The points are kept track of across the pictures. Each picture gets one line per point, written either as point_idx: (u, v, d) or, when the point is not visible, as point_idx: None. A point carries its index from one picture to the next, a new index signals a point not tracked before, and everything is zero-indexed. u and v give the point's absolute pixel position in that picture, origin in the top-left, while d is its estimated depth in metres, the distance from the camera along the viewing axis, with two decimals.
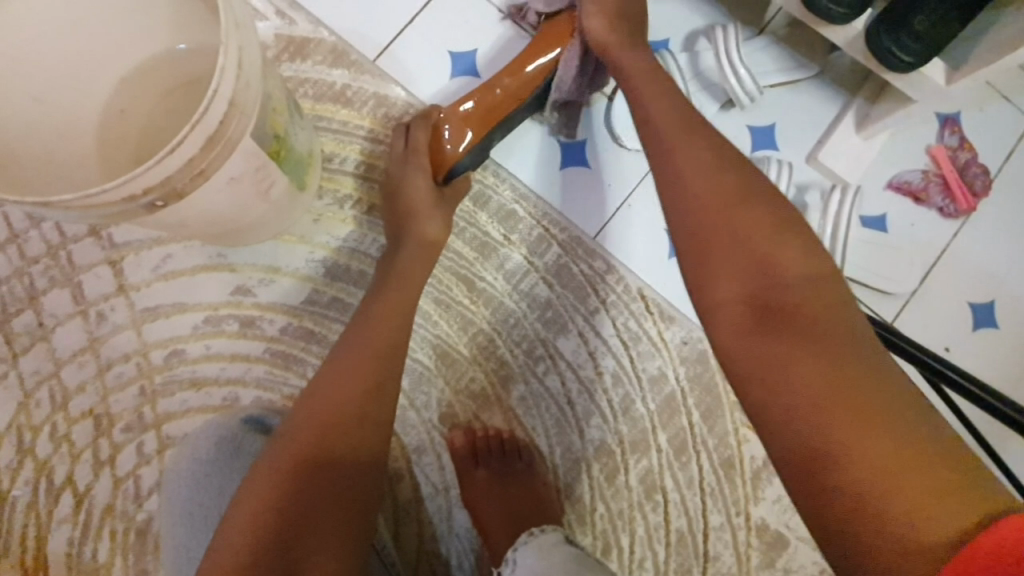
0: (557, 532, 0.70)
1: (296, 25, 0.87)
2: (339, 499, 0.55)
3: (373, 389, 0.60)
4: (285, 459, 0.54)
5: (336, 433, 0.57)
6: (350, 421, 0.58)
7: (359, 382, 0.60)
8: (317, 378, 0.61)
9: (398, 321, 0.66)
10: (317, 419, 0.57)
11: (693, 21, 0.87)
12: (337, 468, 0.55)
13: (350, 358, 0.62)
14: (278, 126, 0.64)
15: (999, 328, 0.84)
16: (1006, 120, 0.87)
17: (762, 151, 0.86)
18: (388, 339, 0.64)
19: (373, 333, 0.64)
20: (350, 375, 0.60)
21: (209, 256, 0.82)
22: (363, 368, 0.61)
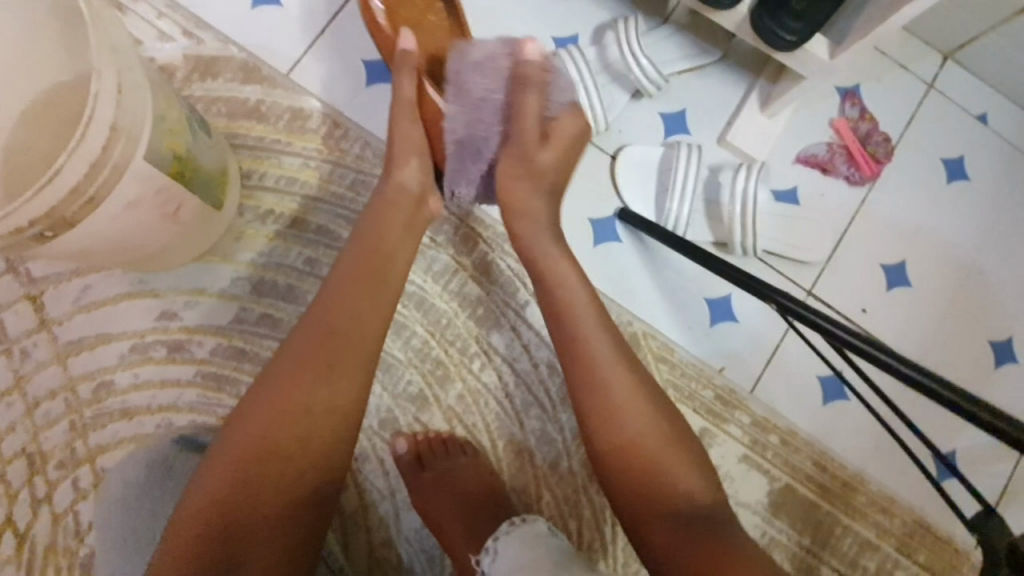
0: (541, 523, 0.69)
1: (203, 44, 0.87)
2: (308, 461, 0.56)
3: (342, 349, 0.59)
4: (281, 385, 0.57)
5: (305, 396, 0.56)
6: (319, 383, 0.57)
7: (328, 340, 0.59)
8: (292, 335, 0.60)
9: (377, 276, 0.63)
10: (283, 381, 0.57)
11: (599, 14, 0.90)
12: (305, 432, 0.56)
13: (323, 313, 0.60)
14: (177, 146, 0.64)
15: (911, 286, 0.89)
16: (903, 88, 0.91)
17: (675, 136, 0.89)
18: (363, 295, 0.61)
19: (347, 285, 0.61)
20: (319, 335, 0.59)
21: (132, 283, 0.82)
22: (331, 326, 0.59)
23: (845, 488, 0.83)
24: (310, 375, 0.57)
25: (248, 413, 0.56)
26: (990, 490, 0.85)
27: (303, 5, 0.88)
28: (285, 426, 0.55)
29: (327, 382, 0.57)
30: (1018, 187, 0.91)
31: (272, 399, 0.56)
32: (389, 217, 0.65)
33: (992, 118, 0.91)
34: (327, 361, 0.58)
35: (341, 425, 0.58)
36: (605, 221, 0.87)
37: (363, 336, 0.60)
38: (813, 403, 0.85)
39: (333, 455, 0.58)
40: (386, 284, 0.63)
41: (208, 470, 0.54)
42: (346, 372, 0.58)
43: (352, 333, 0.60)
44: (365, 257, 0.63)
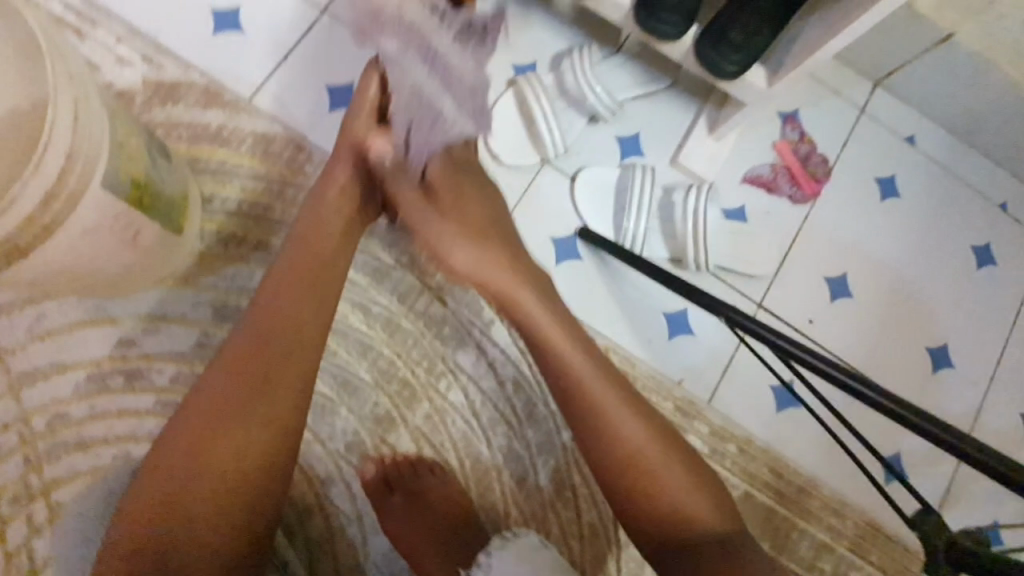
0: (531, 535, 0.69)
1: (164, 70, 0.87)
2: (241, 480, 0.55)
3: (276, 364, 0.58)
4: (216, 393, 0.57)
5: (239, 414, 0.56)
6: (253, 401, 0.57)
7: (262, 356, 0.58)
8: (225, 352, 0.60)
9: (313, 288, 0.63)
10: (215, 402, 0.56)
11: (556, 44, 0.94)
12: (241, 437, 0.55)
13: (256, 328, 0.60)
14: (136, 173, 0.64)
15: (853, 297, 0.94)
16: (838, 113, 0.98)
17: (631, 159, 0.93)
18: (298, 308, 0.61)
19: (282, 299, 0.61)
20: (251, 351, 0.58)
21: (89, 310, 0.80)
22: (265, 342, 0.59)
23: (800, 492, 0.87)
24: (244, 392, 0.57)
25: (181, 434, 0.56)
26: (933, 489, 0.90)
27: (265, 32, 0.90)
28: (218, 445, 0.55)
29: (261, 399, 0.57)
30: (944, 204, 0.98)
31: (208, 407, 0.56)
32: (325, 225, 0.65)
33: (918, 140, 0.99)
34: (260, 378, 0.57)
35: (277, 442, 0.57)
36: (566, 240, 0.90)
37: (298, 350, 0.60)
38: (767, 411, 0.89)
39: (269, 473, 0.57)
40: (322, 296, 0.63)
41: (141, 495, 0.54)
42: (280, 387, 0.58)
43: (287, 347, 0.59)
44: (300, 268, 0.63)
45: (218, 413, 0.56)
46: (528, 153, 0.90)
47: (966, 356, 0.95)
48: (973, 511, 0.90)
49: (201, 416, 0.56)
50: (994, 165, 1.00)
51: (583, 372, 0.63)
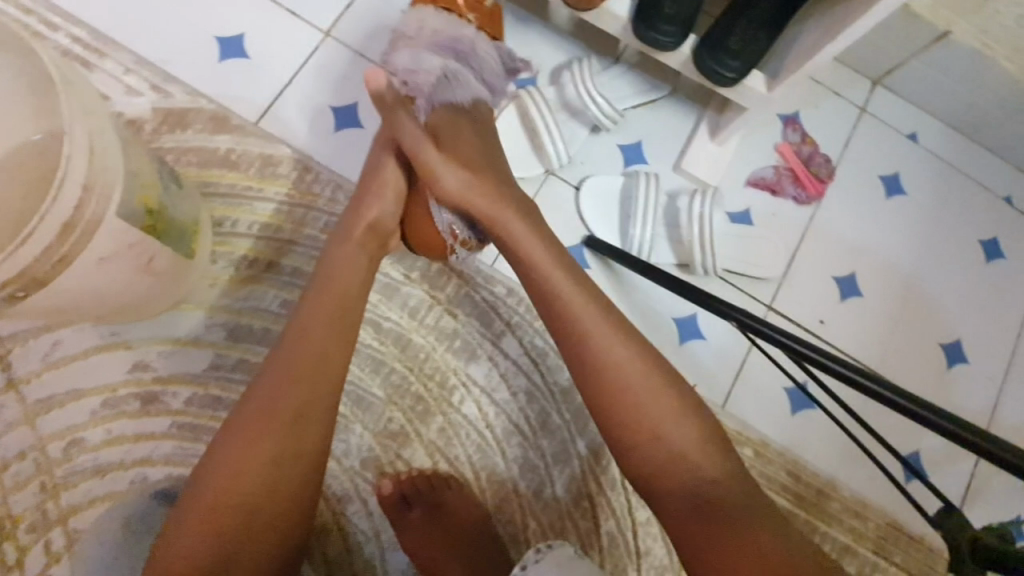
0: (567, 545, 0.62)
1: (172, 97, 0.89)
2: (275, 515, 0.55)
3: (305, 393, 0.58)
4: (249, 424, 0.57)
5: (270, 444, 0.56)
6: (283, 431, 0.56)
7: (290, 386, 0.58)
8: (255, 383, 0.59)
9: (338, 315, 0.62)
10: (247, 431, 0.56)
11: (555, 57, 0.95)
12: (274, 470, 0.55)
13: (284, 358, 0.59)
14: (149, 200, 0.65)
15: (863, 295, 0.94)
16: (838, 113, 0.98)
17: (634, 166, 0.94)
18: (324, 336, 0.61)
19: (308, 328, 0.61)
20: (281, 379, 0.58)
21: (104, 336, 0.81)
22: (293, 371, 0.58)
23: (819, 495, 0.86)
24: (275, 422, 0.56)
25: (214, 466, 0.55)
26: (954, 488, 0.89)
27: (270, 57, 0.92)
28: (251, 478, 0.55)
29: (291, 429, 0.57)
30: (950, 198, 0.98)
31: (242, 439, 0.56)
32: (348, 254, 0.66)
33: (921, 136, 0.99)
34: (291, 408, 0.57)
35: (308, 471, 0.57)
36: (573, 249, 0.90)
37: (324, 378, 0.59)
38: (782, 414, 0.88)
39: (300, 504, 0.57)
40: (347, 322, 0.63)
41: (175, 536, 0.53)
42: (310, 416, 0.58)
43: (313, 376, 0.59)
44: (324, 296, 0.63)
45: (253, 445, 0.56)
46: (532, 165, 0.91)
47: (980, 350, 0.95)
48: (996, 508, 0.89)
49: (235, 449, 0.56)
50: (998, 158, 1.00)
51: (611, 361, 0.58)
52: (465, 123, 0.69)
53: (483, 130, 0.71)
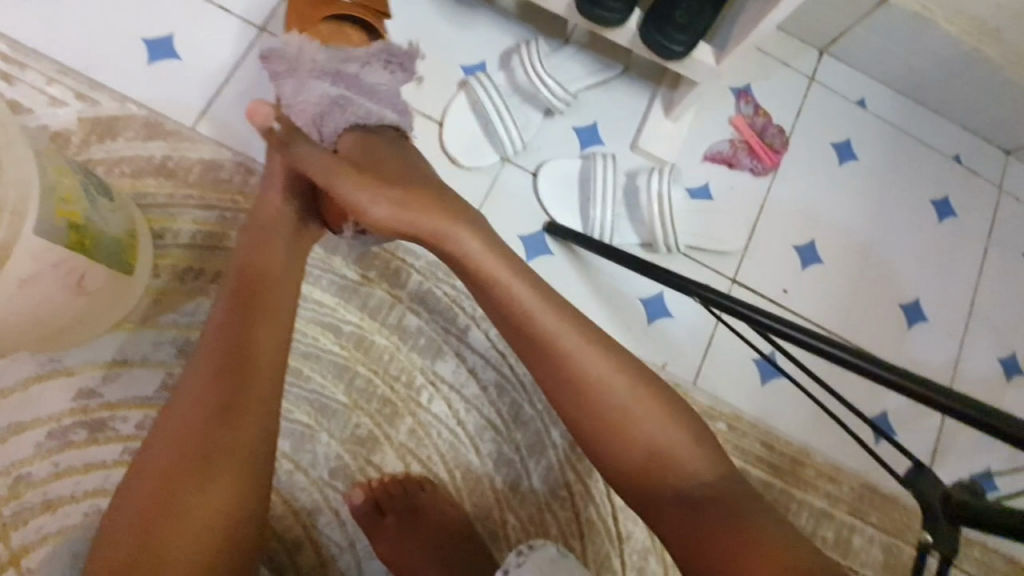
0: (549, 545, 0.61)
1: (99, 105, 0.83)
2: (214, 525, 0.49)
3: (232, 388, 0.52)
4: (177, 431, 0.51)
5: (201, 449, 0.50)
6: (214, 432, 0.51)
7: (215, 382, 0.52)
8: (178, 392, 0.54)
9: (266, 306, 0.57)
10: (174, 440, 0.51)
11: (503, 41, 0.93)
12: (207, 476, 0.50)
13: (206, 356, 0.54)
14: (73, 215, 0.61)
15: (823, 263, 0.95)
16: (789, 83, 0.99)
17: (591, 148, 0.92)
18: (251, 325, 0.56)
19: (230, 320, 0.55)
20: (205, 379, 0.53)
21: (43, 363, 0.76)
22: (217, 368, 0.53)
23: (793, 463, 0.87)
24: (204, 424, 0.51)
25: (139, 489, 0.50)
26: (921, 444, 0.91)
27: (204, 58, 0.87)
28: (180, 494, 0.49)
29: (222, 427, 0.51)
30: (901, 161, 1.00)
31: (169, 445, 0.50)
32: (270, 248, 0.61)
33: (869, 102, 1.00)
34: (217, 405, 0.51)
35: (247, 472, 0.51)
36: (534, 236, 0.89)
37: (253, 367, 0.54)
38: (753, 385, 0.89)
39: (245, 512, 0.50)
40: (276, 310, 0.58)
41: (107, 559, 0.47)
42: (242, 410, 0.52)
43: (241, 369, 0.53)
44: (244, 286, 0.58)
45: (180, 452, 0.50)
46: (487, 153, 0.89)
47: (938, 308, 0.97)
48: (960, 461, 0.91)
49: (164, 457, 0.50)
50: (943, 119, 1.02)
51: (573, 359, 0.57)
52: (377, 140, 0.66)
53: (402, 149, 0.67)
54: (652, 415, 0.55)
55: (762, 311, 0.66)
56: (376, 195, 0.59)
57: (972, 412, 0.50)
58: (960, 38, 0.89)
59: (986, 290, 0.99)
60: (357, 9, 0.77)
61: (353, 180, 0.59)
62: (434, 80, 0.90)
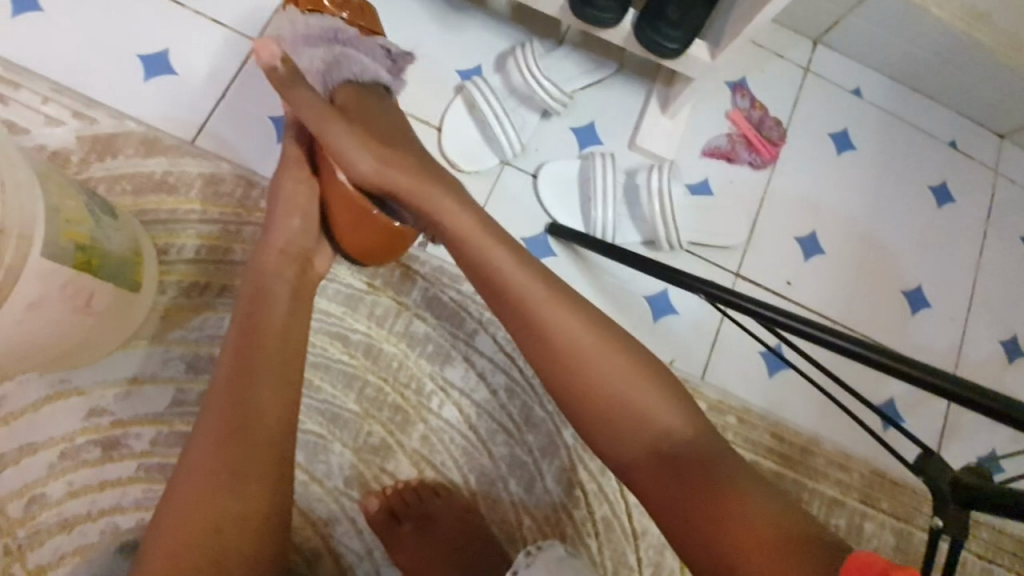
0: (557, 546, 0.61)
1: (97, 123, 0.83)
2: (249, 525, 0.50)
3: (244, 445, 0.52)
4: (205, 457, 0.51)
5: (211, 513, 0.49)
6: (227, 485, 0.50)
7: (223, 449, 0.51)
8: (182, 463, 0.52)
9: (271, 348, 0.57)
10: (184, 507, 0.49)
11: (498, 44, 0.93)
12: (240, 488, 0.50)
13: (211, 419, 0.53)
14: (78, 236, 0.61)
15: (825, 253, 0.96)
16: (783, 74, 0.99)
17: (590, 148, 0.93)
18: (257, 384, 0.54)
19: (236, 381, 0.54)
20: (213, 439, 0.52)
21: (53, 384, 0.76)
22: (225, 425, 0.52)
23: (804, 453, 0.87)
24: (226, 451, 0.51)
25: (156, 547, 0.49)
26: (929, 429, 0.92)
27: (200, 72, 0.87)
28: (218, 508, 0.49)
29: (229, 494, 0.50)
30: (898, 148, 1.00)
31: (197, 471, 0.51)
32: (272, 300, 0.60)
33: (864, 90, 1.01)
34: (225, 470, 0.50)
35: (265, 515, 0.51)
36: (538, 239, 0.89)
37: (261, 424, 0.53)
38: (761, 378, 0.89)
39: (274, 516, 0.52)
40: (283, 369, 0.56)
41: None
42: (251, 473, 0.51)
43: (250, 425, 0.52)
44: (251, 328, 0.57)
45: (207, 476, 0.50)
46: (486, 156, 0.89)
47: (939, 293, 0.97)
48: (968, 444, 0.92)
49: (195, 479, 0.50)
50: (937, 104, 1.03)
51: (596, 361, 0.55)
52: (368, 107, 0.67)
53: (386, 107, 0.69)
54: (627, 377, 0.55)
55: (765, 304, 0.66)
56: (374, 158, 0.60)
57: (983, 398, 0.51)
58: (952, 24, 0.89)
59: (986, 273, 0.99)
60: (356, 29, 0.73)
61: (344, 132, 0.60)
62: (431, 86, 0.91)
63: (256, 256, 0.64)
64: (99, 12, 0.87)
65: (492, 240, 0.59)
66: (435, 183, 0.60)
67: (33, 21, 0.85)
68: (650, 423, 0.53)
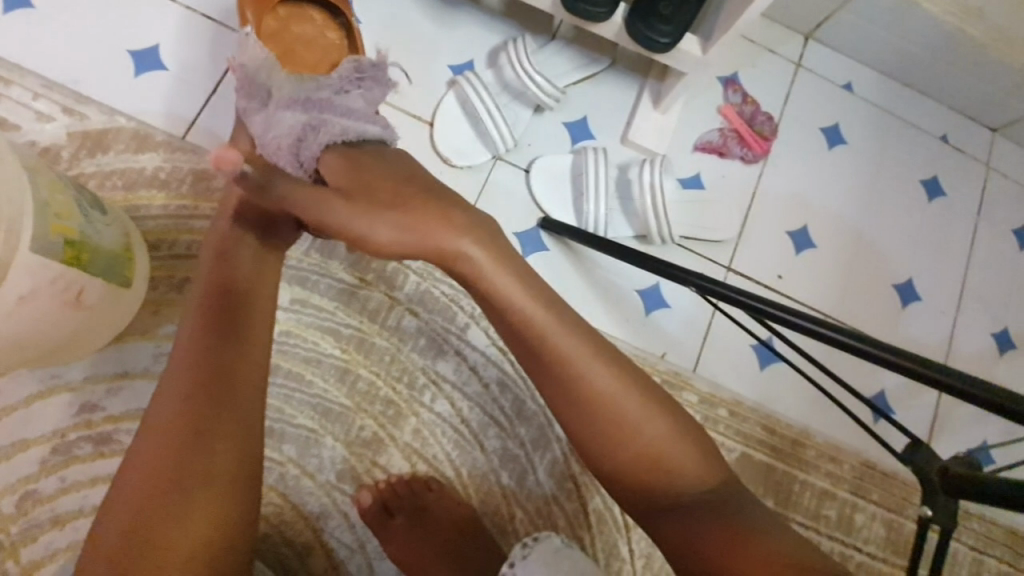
0: (554, 536, 0.62)
1: (87, 119, 0.83)
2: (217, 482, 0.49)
3: (215, 397, 0.51)
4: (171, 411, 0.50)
5: (177, 465, 0.48)
6: (195, 438, 0.49)
7: (191, 391, 0.51)
8: (148, 417, 0.51)
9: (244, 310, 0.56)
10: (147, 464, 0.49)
11: (490, 39, 0.93)
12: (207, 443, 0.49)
13: (175, 367, 0.52)
14: (68, 231, 0.61)
15: (816, 246, 0.96)
16: (775, 69, 0.99)
17: (582, 143, 0.93)
18: (229, 340, 0.54)
19: (207, 336, 0.53)
20: (182, 389, 0.51)
21: (44, 379, 0.76)
22: (197, 376, 0.52)
23: (794, 445, 0.88)
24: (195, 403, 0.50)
25: (117, 506, 0.48)
26: (919, 421, 0.92)
27: (192, 67, 0.87)
28: (184, 463, 0.48)
29: (196, 435, 0.49)
30: (889, 142, 1.01)
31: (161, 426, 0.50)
32: (234, 258, 0.59)
33: (856, 85, 1.01)
34: (192, 413, 0.50)
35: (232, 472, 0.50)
36: (530, 233, 0.89)
37: (234, 375, 0.53)
38: (752, 370, 0.90)
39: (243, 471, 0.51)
40: (249, 314, 0.56)
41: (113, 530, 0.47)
42: (220, 425, 0.50)
43: (225, 378, 0.52)
44: (222, 291, 0.57)
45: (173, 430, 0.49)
46: (478, 151, 0.89)
47: (930, 286, 0.98)
48: (958, 435, 0.93)
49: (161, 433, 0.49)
50: (928, 99, 1.03)
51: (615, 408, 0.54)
52: (362, 154, 0.63)
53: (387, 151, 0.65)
54: (656, 424, 0.54)
55: (756, 296, 0.66)
56: (371, 223, 0.57)
57: (969, 387, 0.51)
58: (943, 19, 0.89)
59: (976, 266, 1.00)
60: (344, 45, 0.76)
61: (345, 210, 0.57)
62: (422, 81, 0.91)
63: (215, 248, 0.61)
64: (90, 7, 0.86)
65: (518, 285, 0.58)
66: (445, 224, 0.57)
67: (23, 17, 0.85)
68: (672, 470, 0.53)
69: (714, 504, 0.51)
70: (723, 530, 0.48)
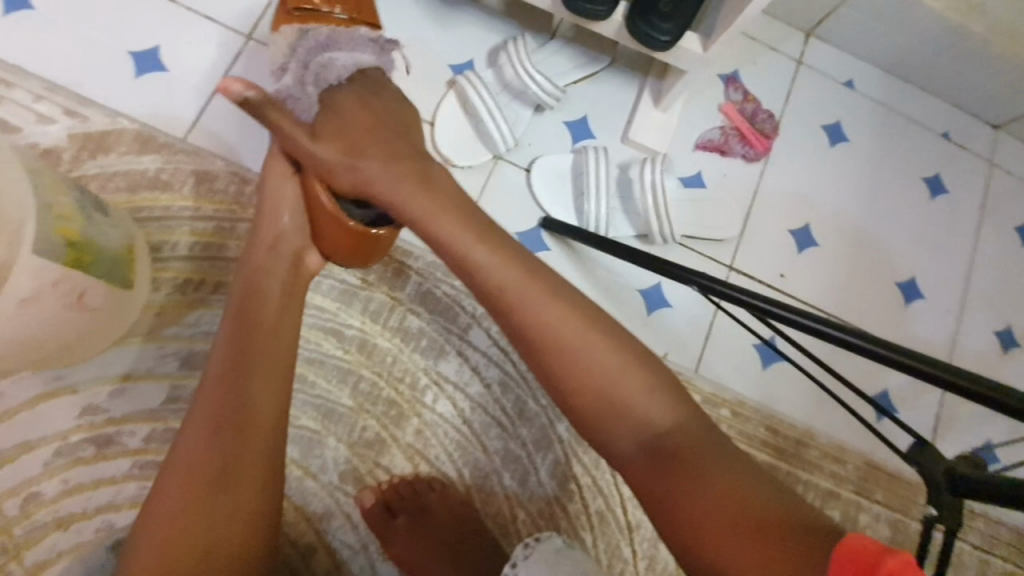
0: (554, 536, 0.62)
1: (89, 121, 0.83)
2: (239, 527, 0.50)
3: (237, 439, 0.51)
4: (194, 455, 0.50)
5: (202, 513, 0.49)
6: (223, 482, 0.50)
7: (218, 440, 0.51)
8: (172, 458, 0.52)
9: (265, 346, 0.56)
10: (169, 519, 0.49)
11: (490, 38, 0.93)
12: (232, 489, 0.50)
13: (201, 413, 0.52)
14: (69, 233, 0.61)
15: (818, 245, 0.96)
16: (777, 67, 0.99)
17: (583, 142, 0.93)
18: (249, 378, 0.54)
19: (229, 374, 0.54)
20: (206, 431, 0.51)
21: (47, 382, 0.76)
22: (219, 418, 0.52)
23: (797, 444, 0.87)
24: (217, 446, 0.51)
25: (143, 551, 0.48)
26: (923, 420, 0.92)
27: (192, 69, 0.87)
28: (210, 510, 0.49)
29: (221, 493, 0.50)
30: (891, 140, 1.00)
31: (184, 471, 0.50)
32: (262, 289, 0.60)
33: (857, 82, 1.01)
34: (218, 469, 0.50)
35: (255, 519, 0.51)
36: (531, 233, 0.89)
37: (254, 416, 0.53)
38: (754, 370, 0.90)
39: (264, 515, 0.52)
40: (274, 357, 0.56)
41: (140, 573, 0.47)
42: (243, 470, 0.51)
43: (245, 421, 0.52)
44: (244, 324, 0.57)
45: (197, 475, 0.50)
46: (479, 151, 0.89)
47: (933, 284, 0.98)
48: (962, 435, 0.92)
49: (186, 478, 0.50)
50: (931, 96, 1.03)
51: (579, 356, 0.53)
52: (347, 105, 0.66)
53: (371, 95, 0.67)
54: (621, 372, 0.52)
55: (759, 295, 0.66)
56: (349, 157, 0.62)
57: (972, 386, 0.51)
58: (945, 15, 0.89)
59: (980, 264, 0.99)
60: (346, 22, 0.71)
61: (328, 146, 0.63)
62: (423, 81, 0.91)
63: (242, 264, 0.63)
64: (90, 10, 0.86)
65: (485, 238, 0.58)
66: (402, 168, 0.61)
67: (24, 19, 0.85)
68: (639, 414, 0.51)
69: (679, 449, 0.49)
70: (694, 481, 0.47)
